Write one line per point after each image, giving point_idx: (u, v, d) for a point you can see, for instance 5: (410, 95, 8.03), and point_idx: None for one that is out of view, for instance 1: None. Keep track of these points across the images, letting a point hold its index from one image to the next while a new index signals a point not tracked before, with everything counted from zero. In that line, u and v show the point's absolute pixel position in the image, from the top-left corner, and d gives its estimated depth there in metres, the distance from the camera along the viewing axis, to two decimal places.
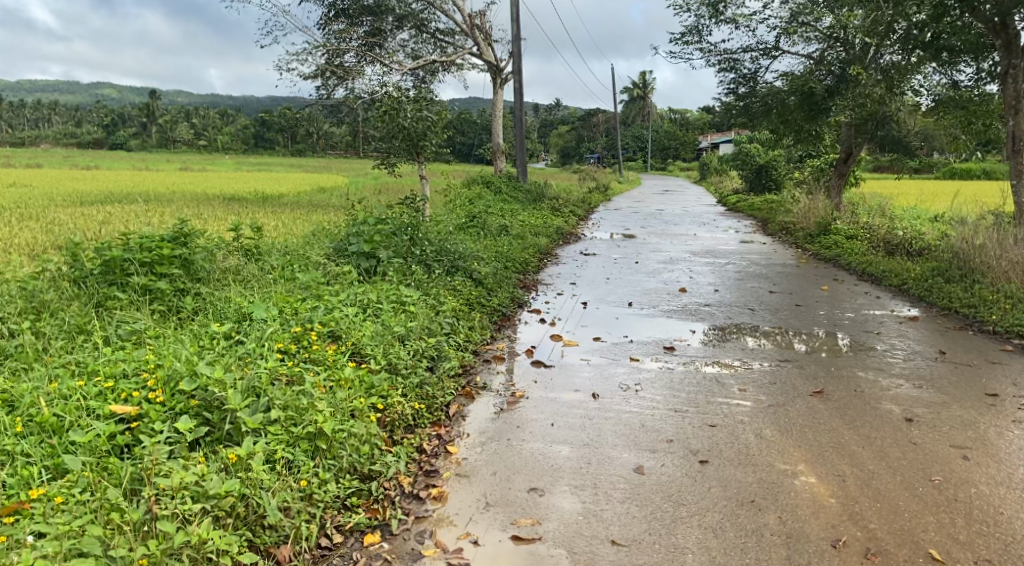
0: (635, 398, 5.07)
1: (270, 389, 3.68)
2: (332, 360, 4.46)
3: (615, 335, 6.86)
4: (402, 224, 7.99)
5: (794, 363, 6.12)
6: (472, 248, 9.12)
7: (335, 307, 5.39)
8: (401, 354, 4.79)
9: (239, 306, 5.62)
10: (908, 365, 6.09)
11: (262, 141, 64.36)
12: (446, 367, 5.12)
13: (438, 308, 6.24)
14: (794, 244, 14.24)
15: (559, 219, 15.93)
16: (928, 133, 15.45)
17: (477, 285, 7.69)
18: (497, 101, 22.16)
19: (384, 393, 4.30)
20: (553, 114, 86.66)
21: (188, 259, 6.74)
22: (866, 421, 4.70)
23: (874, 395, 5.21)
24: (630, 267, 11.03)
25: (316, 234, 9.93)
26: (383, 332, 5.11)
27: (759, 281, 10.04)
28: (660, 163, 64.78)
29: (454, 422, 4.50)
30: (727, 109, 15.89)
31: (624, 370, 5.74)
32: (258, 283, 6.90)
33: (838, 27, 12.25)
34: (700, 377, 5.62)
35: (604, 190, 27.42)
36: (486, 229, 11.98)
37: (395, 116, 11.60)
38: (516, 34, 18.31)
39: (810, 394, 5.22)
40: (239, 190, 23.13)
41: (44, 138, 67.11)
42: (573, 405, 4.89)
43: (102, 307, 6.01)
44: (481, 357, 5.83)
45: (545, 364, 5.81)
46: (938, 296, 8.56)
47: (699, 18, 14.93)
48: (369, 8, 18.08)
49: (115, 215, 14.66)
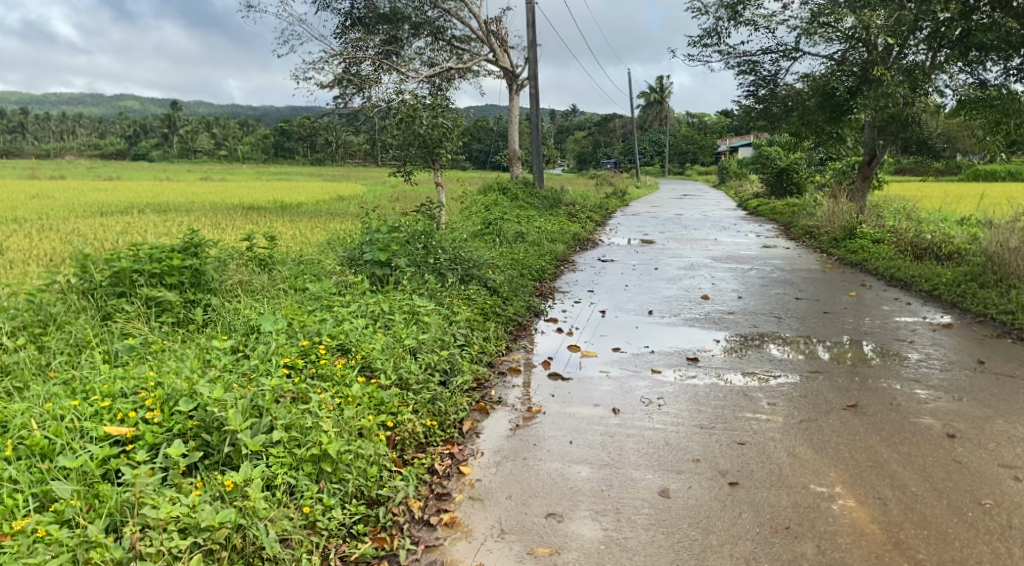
0: (658, 413, 4.84)
1: (273, 408, 3.47)
2: (340, 374, 4.24)
3: (634, 345, 6.62)
4: (415, 231, 7.80)
5: (824, 374, 5.85)
6: (488, 256, 8.92)
7: (344, 319, 5.17)
8: (412, 367, 4.57)
9: (248, 318, 5.43)
10: (945, 375, 5.81)
11: (282, 150, 64.61)
12: (459, 381, 4.90)
13: (452, 318, 6.04)
14: (818, 249, 13.90)
15: (576, 225, 15.70)
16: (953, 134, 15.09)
17: (492, 293, 7.48)
18: (514, 108, 22.02)
19: (394, 409, 4.09)
20: (570, 120, 86.51)
21: (200, 270, 6.58)
22: (905, 437, 4.44)
23: (911, 409, 4.95)
24: (649, 273, 10.79)
25: (331, 242, 9.78)
26: (395, 344, 4.89)
27: (784, 288, 9.76)
28: (678, 168, 64.37)
29: (467, 439, 4.28)
30: (746, 112, 15.61)
31: (646, 383, 5.50)
32: (269, 294, 6.73)
33: (860, 27, 11.97)
34: (725, 390, 5.37)
35: (622, 195, 27.19)
36: (502, 236, 11.79)
37: (411, 123, 11.45)
38: (532, 40, 18.14)
39: (844, 408, 4.96)
40: (257, 199, 23.10)
41: (68, 150, 67.99)
42: (593, 421, 4.66)
43: (110, 320, 5.86)
44: (497, 370, 5.63)
45: (563, 377, 5.58)
46: (971, 303, 8.26)
47: (718, 20, 14.68)
48: (385, 16, 18.03)
49: (133, 226, 14.67)
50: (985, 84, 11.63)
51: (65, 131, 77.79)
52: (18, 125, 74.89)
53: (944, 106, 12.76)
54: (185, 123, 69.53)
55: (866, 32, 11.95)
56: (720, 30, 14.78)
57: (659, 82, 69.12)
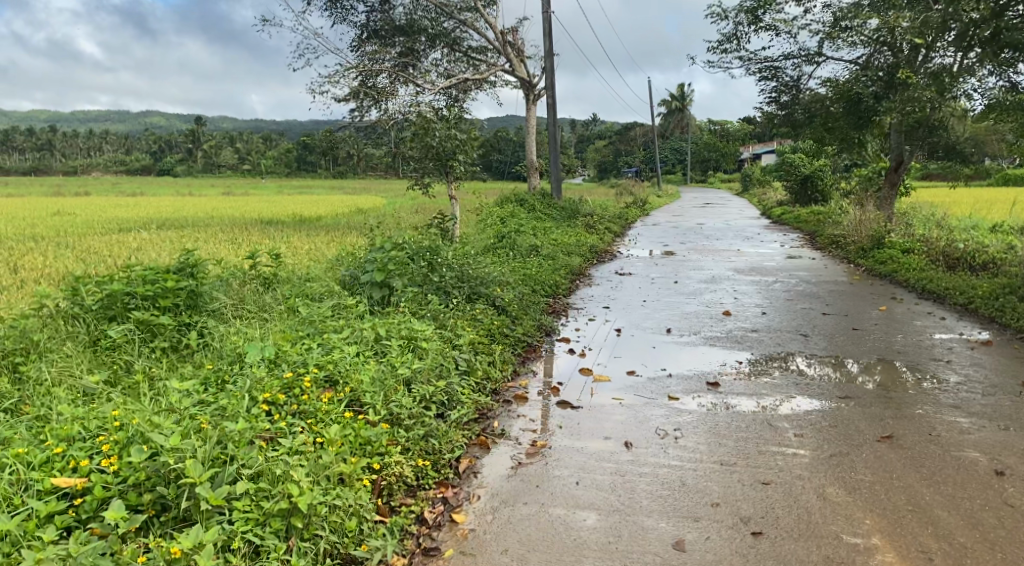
0: (675, 447, 4.44)
1: (240, 454, 3.20)
2: (324, 411, 3.92)
3: (651, 368, 6.22)
4: (420, 247, 7.47)
5: (856, 399, 5.41)
6: (498, 272, 8.56)
7: (334, 346, 4.81)
8: (404, 401, 4.21)
9: (236, 346, 5.13)
10: (988, 401, 5.36)
11: (305, 164, 64.99)
12: (456, 415, 4.54)
13: (454, 342, 5.67)
14: (846, 260, 13.37)
15: (594, 237, 15.29)
16: (980, 139, 14.14)
17: (501, 312, 7.13)
18: (531, 118, 21.67)
19: (381, 450, 3.76)
20: (590, 130, 86.14)
21: (195, 292, 6.27)
22: (949, 472, 4.04)
23: (953, 441, 4.51)
24: (669, 287, 10.37)
25: (341, 258, 9.45)
26: (388, 374, 4.53)
27: (811, 302, 9.30)
28: (700, 177, 63.68)
29: (463, 481, 3.92)
30: (768, 120, 15.18)
31: (662, 412, 5.10)
32: (266, 316, 6.42)
33: (885, 29, 11.55)
34: (748, 420, 4.95)
35: (642, 204, 26.71)
36: (516, 250, 11.43)
37: (424, 135, 11.15)
38: (549, 49, 17.82)
39: (878, 439, 4.53)
40: (274, 213, 22.90)
41: (95, 166, 68.70)
42: (603, 458, 4.27)
43: (98, 348, 5.58)
44: (502, 399, 5.25)
45: (573, 405, 5.19)
46: (1011, 317, 7.76)
47: (738, 25, 14.31)
48: (401, 28, 17.80)
49: (147, 242, 14.50)
50: (1017, 87, 11.14)
51: (91, 147, 78.65)
52: (46, 142, 75.88)
53: (971, 110, 12.27)
54: (210, 138, 70.12)
55: (891, 34, 11.53)
56: (740, 35, 14.40)
57: (679, 90, 68.63)
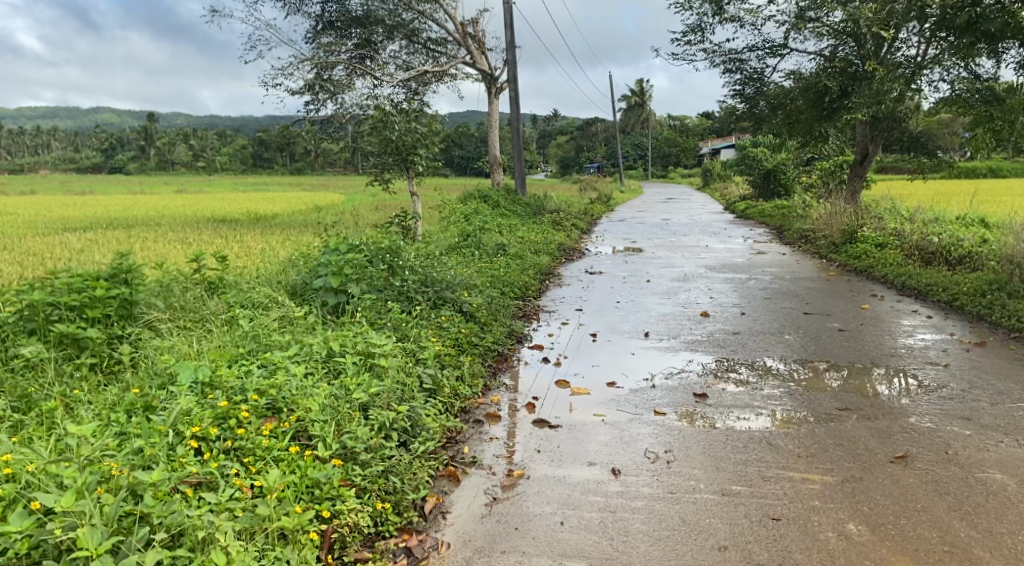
0: (668, 473, 3.94)
1: (155, 510, 2.66)
2: (264, 447, 3.35)
3: (632, 378, 5.71)
4: (379, 249, 6.85)
5: (857, 411, 4.95)
6: (462, 274, 8.01)
7: (278, 367, 4.18)
8: (359, 433, 3.62)
9: (167, 365, 4.48)
10: (997, 409, 4.97)
11: (262, 161, 63.78)
12: (421, 444, 3.96)
13: (418, 356, 5.11)
14: (817, 255, 13.09)
15: (561, 234, 14.83)
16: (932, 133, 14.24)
17: (468, 319, 6.57)
18: (493, 113, 21.11)
19: (332, 494, 3.21)
20: (550, 126, 85.88)
21: (129, 301, 5.57)
22: (978, 500, 3.62)
23: (974, 459, 4.10)
24: (640, 286, 9.93)
25: (293, 259, 8.80)
26: (341, 398, 3.92)
27: (789, 301, 8.92)
28: (661, 172, 63.73)
29: (430, 524, 3.38)
30: (731, 113, 14.84)
31: (650, 430, 4.59)
32: (210, 326, 5.77)
33: (850, 20, 11.22)
34: (745, 438, 4.45)
35: (606, 200, 26.27)
36: (482, 249, 10.86)
37: (382, 129, 10.55)
38: (511, 41, 17.31)
39: (891, 460, 4.08)
40: (229, 212, 21.95)
41: (44, 164, 66.30)
42: (589, 489, 3.75)
43: (14, 369, 4.89)
44: (471, 419, 4.71)
45: (551, 424, 4.66)
46: (1001, 315, 7.46)
47: (702, 16, 13.94)
48: (357, 19, 17.07)
49: (91, 244, 13.63)
50: (980, 79, 10.97)
51: (40, 145, 76.19)
52: None
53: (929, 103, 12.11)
54: (163, 135, 67.98)
55: (857, 25, 11.27)
56: (704, 26, 14.04)
57: (639, 85, 68.56)
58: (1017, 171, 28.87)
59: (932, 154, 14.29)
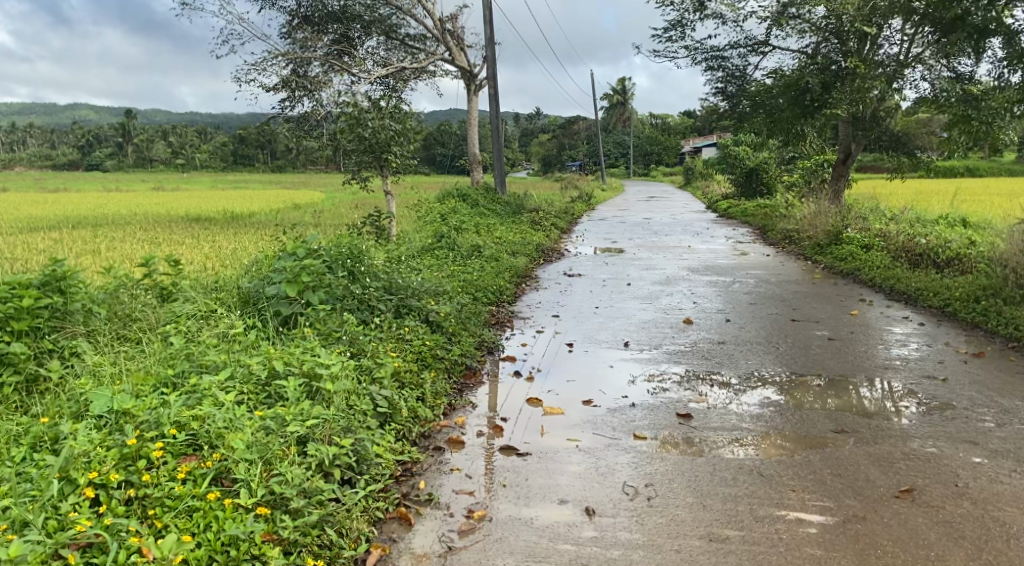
0: (649, 512, 3.49)
1: None
2: (175, 496, 2.92)
3: (610, 394, 5.24)
4: (339, 254, 6.32)
5: (854, 434, 4.51)
6: (431, 279, 7.51)
7: (206, 393, 3.68)
8: (290, 475, 3.15)
9: (84, 389, 3.96)
10: (1005, 431, 4.57)
11: (242, 158, 62.74)
12: (366, 483, 3.49)
13: (373, 375, 4.61)
14: (801, 256, 12.71)
15: (540, 234, 14.33)
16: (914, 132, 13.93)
17: (433, 329, 6.09)
18: (472, 110, 20.61)
19: (252, 554, 2.79)
20: (532, 124, 85.49)
21: (61, 311, 5.02)
22: (998, 547, 3.23)
23: (988, 491, 3.71)
24: (620, 290, 9.48)
25: (253, 263, 8.23)
26: (274, 431, 3.43)
27: (776, 306, 8.49)
28: (643, 170, 63.41)
29: None
30: (713, 111, 14.47)
31: (629, 457, 4.13)
32: (148, 337, 5.23)
33: (833, 16, 10.82)
34: (735, 468, 4.00)
35: (587, 198, 25.81)
36: (456, 251, 10.35)
37: (356, 126, 10.00)
38: (491, 37, 16.83)
39: (897, 494, 3.66)
40: (201, 210, 21.21)
41: (18, 161, 64.84)
42: (559, 535, 3.29)
43: None
44: (429, 447, 4.22)
45: (518, 452, 4.18)
46: (998, 322, 7.09)
47: (684, 12, 13.55)
48: (334, 14, 16.50)
49: (50, 244, 12.98)
50: (962, 77, 10.72)
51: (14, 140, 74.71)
52: None
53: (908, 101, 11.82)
54: (140, 131, 66.63)
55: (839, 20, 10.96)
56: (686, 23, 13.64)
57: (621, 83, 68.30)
58: (995, 171, 28.80)
59: (911, 154, 13.94)
